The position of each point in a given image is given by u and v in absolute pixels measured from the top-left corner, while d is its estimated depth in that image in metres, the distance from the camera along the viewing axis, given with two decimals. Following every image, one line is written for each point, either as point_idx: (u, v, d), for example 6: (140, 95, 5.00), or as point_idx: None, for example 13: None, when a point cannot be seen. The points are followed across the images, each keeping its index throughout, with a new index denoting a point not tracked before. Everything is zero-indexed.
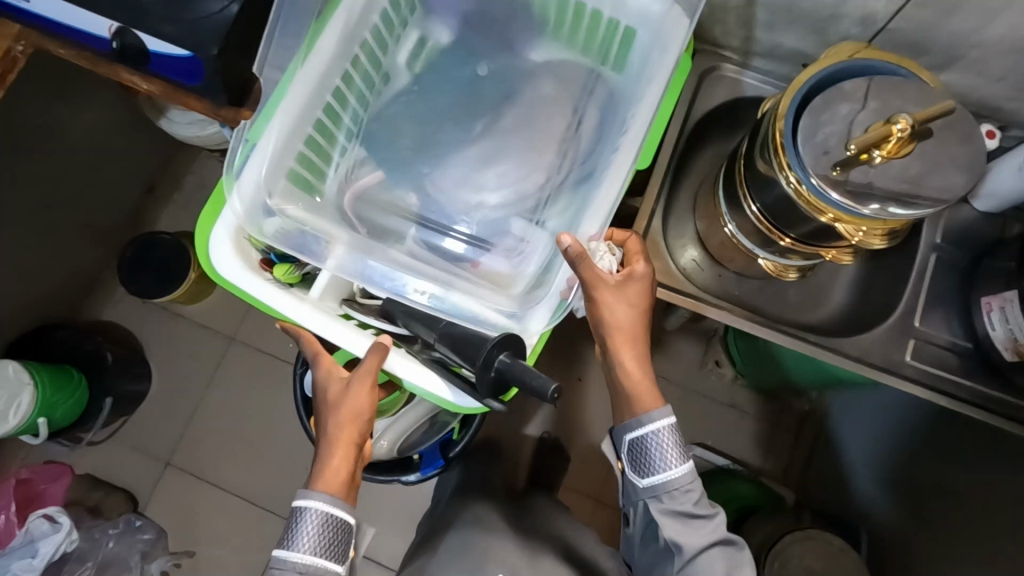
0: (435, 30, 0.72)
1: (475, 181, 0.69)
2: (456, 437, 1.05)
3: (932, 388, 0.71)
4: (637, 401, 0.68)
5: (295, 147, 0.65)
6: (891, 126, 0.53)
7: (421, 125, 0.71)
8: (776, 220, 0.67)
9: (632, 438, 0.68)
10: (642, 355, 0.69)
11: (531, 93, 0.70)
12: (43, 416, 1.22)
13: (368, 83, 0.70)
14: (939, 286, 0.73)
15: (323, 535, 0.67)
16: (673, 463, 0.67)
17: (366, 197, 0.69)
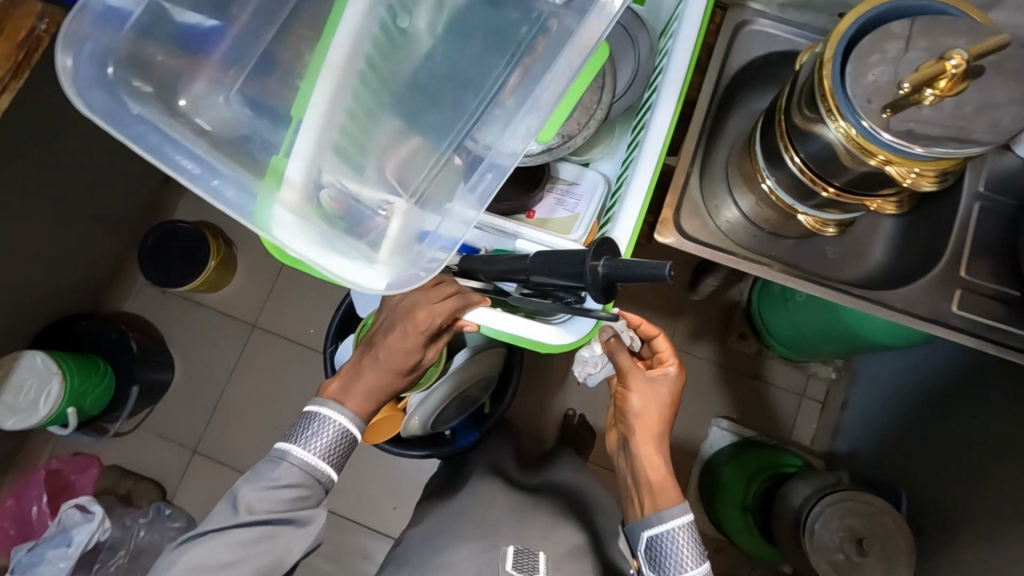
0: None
1: (518, 128, 0.68)
2: (487, 410, 1.09)
3: (979, 336, 0.70)
4: (660, 493, 0.73)
5: (338, 117, 0.65)
6: (945, 63, 0.52)
7: (455, 84, 0.70)
8: (821, 169, 0.66)
9: (649, 536, 0.73)
10: (664, 453, 0.76)
11: (558, 30, 0.69)
12: (72, 406, 1.23)
13: (393, 51, 0.69)
14: (983, 235, 0.73)
15: (330, 445, 0.73)
16: (689, 565, 0.71)
17: (412, 164, 0.68)
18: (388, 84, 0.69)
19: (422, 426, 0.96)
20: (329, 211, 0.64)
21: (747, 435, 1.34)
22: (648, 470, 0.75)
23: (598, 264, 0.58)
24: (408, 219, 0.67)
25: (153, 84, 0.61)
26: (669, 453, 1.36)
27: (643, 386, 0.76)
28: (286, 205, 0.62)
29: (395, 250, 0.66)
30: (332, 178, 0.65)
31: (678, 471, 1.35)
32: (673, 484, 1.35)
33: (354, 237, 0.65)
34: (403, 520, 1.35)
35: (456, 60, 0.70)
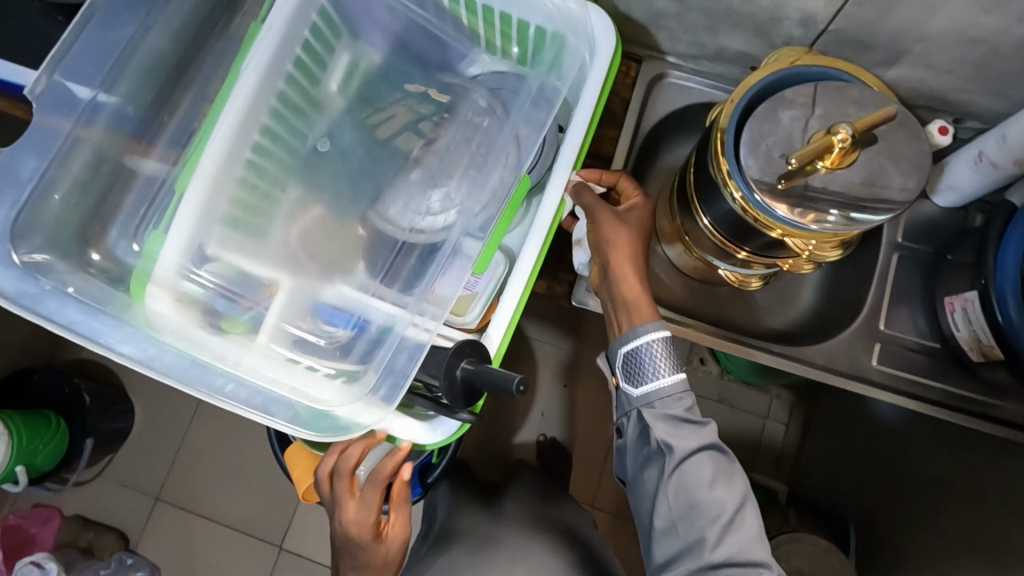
0: (365, 43, 0.70)
1: (421, 205, 0.68)
2: (436, 461, 1.02)
3: (902, 392, 0.70)
4: (634, 310, 0.66)
5: (229, 187, 0.60)
6: (832, 137, 0.52)
7: (365, 151, 0.70)
8: (729, 233, 0.66)
9: (626, 351, 0.66)
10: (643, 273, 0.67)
11: (467, 109, 0.72)
12: (21, 464, 1.21)
13: (300, 114, 0.66)
14: (902, 283, 0.73)
15: None
16: (666, 372, 0.65)
17: (314, 236, 0.66)
18: (294, 156, 0.66)
19: None
20: (211, 313, 0.59)
21: None
22: (623, 292, 0.66)
23: (462, 364, 0.62)
24: (297, 296, 0.63)
25: (58, 239, 0.57)
26: None
27: (611, 219, 0.68)
28: (203, 336, 0.57)
29: (312, 354, 0.61)
30: (215, 265, 0.60)
31: None
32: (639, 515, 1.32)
33: (236, 316, 0.60)
34: None
35: (366, 128, 0.70)
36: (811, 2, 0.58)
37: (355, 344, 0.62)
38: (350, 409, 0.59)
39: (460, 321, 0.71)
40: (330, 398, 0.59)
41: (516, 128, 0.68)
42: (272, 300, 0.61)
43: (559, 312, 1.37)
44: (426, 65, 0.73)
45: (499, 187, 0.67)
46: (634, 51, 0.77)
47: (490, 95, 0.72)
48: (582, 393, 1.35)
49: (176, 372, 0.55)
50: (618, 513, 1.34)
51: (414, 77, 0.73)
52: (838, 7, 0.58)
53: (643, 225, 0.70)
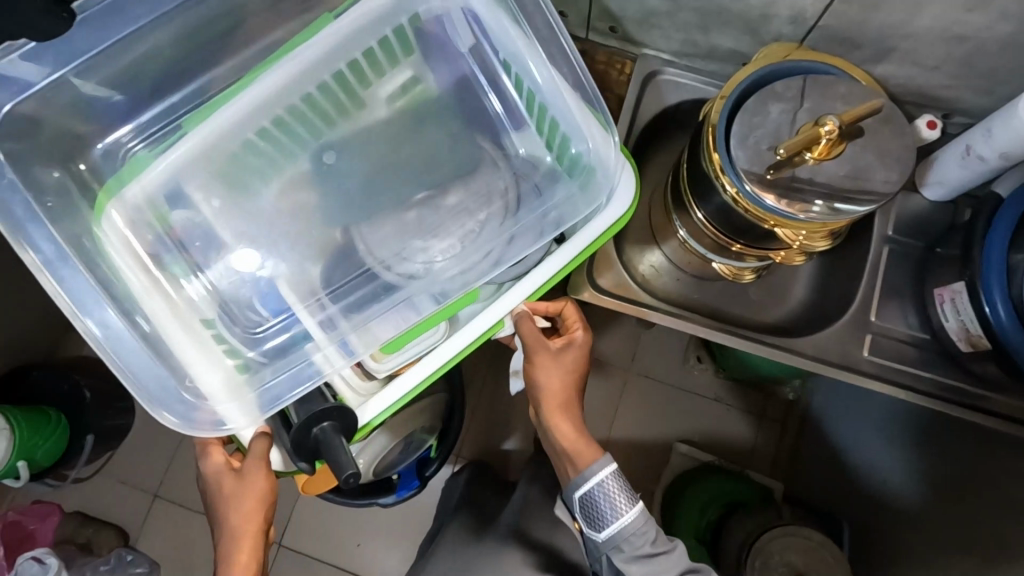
0: (432, 76, 0.67)
1: (406, 252, 0.64)
2: (434, 454, 1.05)
3: (892, 382, 0.70)
4: (576, 458, 0.71)
5: (229, 146, 0.62)
6: (819, 128, 0.53)
7: (369, 186, 0.66)
8: (722, 226, 0.67)
9: (581, 496, 0.70)
10: (576, 421, 0.74)
11: (486, 171, 0.66)
12: (22, 460, 1.22)
13: (323, 118, 0.65)
14: (893, 277, 0.73)
15: None
16: (624, 509, 0.68)
17: (286, 241, 0.65)
18: (299, 161, 0.65)
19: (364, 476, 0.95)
20: (156, 253, 0.61)
21: (706, 459, 1.28)
22: (563, 441, 0.73)
23: (321, 424, 0.62)
24: (239, 271, 0.64)
25: (49, 146, 0.61)
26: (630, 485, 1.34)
27: (549, 363, 0.73)
28: (132, 275, 0.60)
29: (234, 338, 0.62)
30: (179, 215, 0.63)
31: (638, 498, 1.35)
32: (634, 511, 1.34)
33: (180, 266, 0.62)
34: (366, 557, 1.35)
35: (382, 153, 0.67)
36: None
37: (275, 335, 0.63)
38: (229, 407, 0.59)
39: (370, 366, 0.68)
40: (216, 388, 0.59)
41: (518, 184, 0.66)
42: (214, 267, 0.63)
43: None
44: (466, 118, 0.68)
45: (475, 261, 0.63)
46: (629, 48, 0.78)
47: (510, 183, 0.66)
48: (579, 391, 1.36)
49: (96, 308, 0.57)
50: None
51: (454, 129, 0.68)
52: (826, 4, 0.59)
53: (579, 364, 0.75)
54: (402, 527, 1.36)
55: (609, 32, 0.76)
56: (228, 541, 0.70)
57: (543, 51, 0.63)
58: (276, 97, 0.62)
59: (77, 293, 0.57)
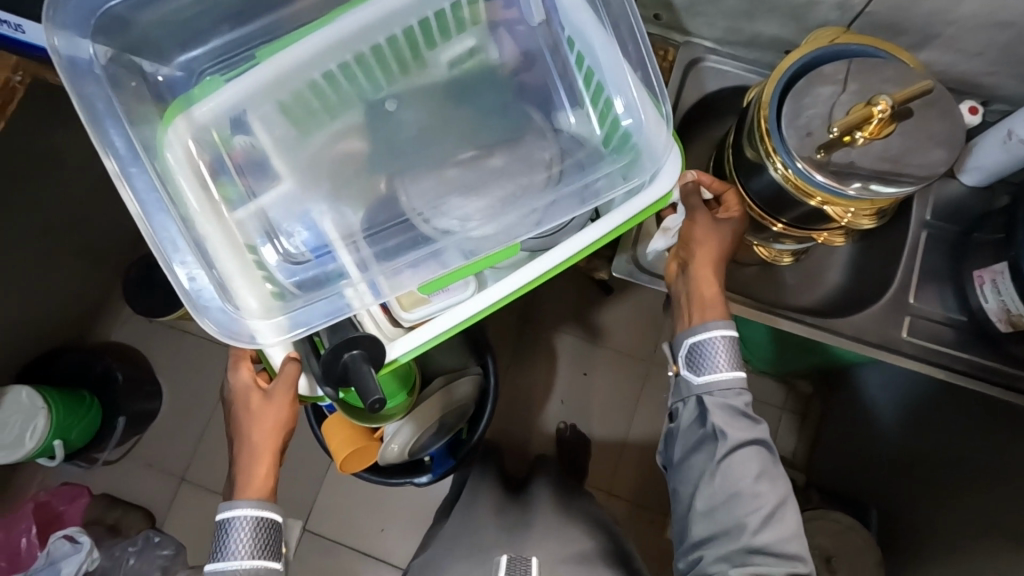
0: (491, 44, 0.69)
1: (445, 208, 0.66)
2: (466, 436, 1.07)
3: (930, 362, 0.72)
4: (708, 307, 0.67)
5: (293, 83, 0.64)
6: (871, 108, 0.55)
7: (415, 142, 0.68)
8: (767, 206, 0.69)
9: (690, 343, 0.66)
10: (718, 279, 0.69)
11: (535, 132, 0.69)
12: (58, 439, 1.24)
13: (387, 71, 0.67)
14: (930, 260, 0.75)
15: (255, 538, 0.69)
16: (723, 368, 0.65)
17: (333, 186, 0.67)
18: (356, 109, 0.68)
19: (400, 454, 0.98)
20: (212, 169, 0.64)
21: None
22: (698, 293, 0.68)
23: (352, 352, 0.64)
24: (283, 202, 0.65)
25: (133, 54, 0.65)
26: (649, 473, 1.36)
27: (705, 223, 0.68)
28: (186, 183, 0.62)
29: (272, 266, 0.64)
30: (238, 139, 0.65)
31: (659, 487, 1.36)
32: (654, 501, 1.36)
33: (231, 186, 0.64)
34: (390, 542, 1.37)
35: (433, 111, 0.69)
36: None
37: (309, 270, 0.64)
38: (261, 326, 0.61)
39: (399, 311, 0.71)
40: (251, 304, 0.62)
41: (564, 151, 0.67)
42: (263, 190, 0.65)
43: (581, 302, 1.40)
44: (520, 90, 0.69)
45: (517, 216, 0.65)
46: (671, 36, 0.80)
47: (556, 160, 0.67)
48: (600, 380, 1.39)
49: (152, 211, 0.60)
50: (635, 498, 1.36)
51: (507, 97, 0.69)
52: None
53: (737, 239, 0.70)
54: (423, 514, 1.38)
55: (653, 19, 0.78)
56: (248, 457, 0.72)
57: (612, 35, 0.65)
58: (349, 41, 0.64)
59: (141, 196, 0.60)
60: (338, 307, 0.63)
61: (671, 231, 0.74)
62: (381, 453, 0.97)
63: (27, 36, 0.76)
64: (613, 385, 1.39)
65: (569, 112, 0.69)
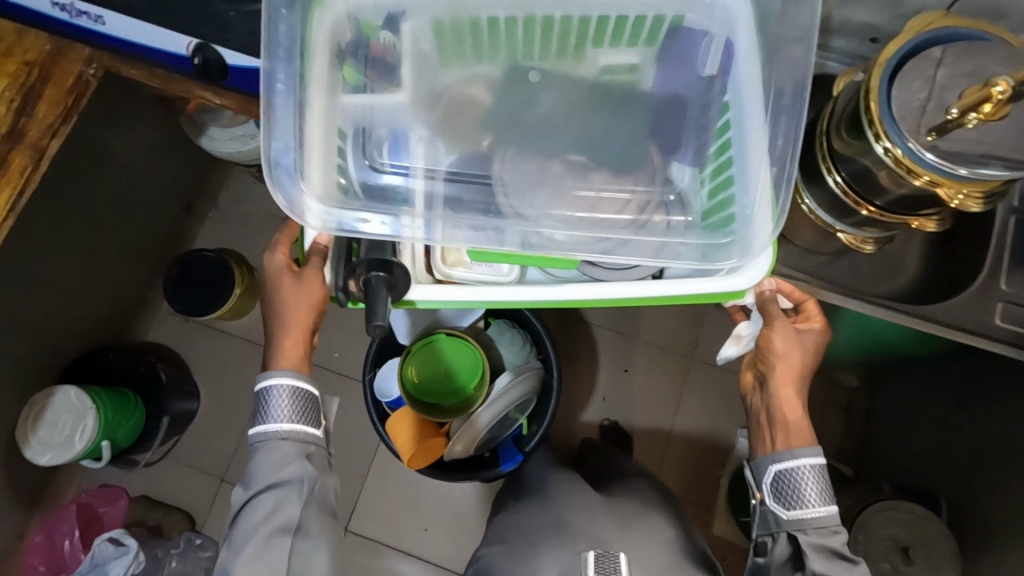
0: (650, 71, 0.69)
1: (539, 201, 0.67)
2: (527, 431, 1.05)
3: (1023, 347, 0.72)
4: (793, 432, 0.69)
5: (458, 13, 0.66)
6: (991, 89, 0.55)
7: (531, 121, 0.69)
8: (863, 189, 0.68)
9: (779, 470, 0.69)
10: (799, 396, 0.71)
11: (655, 127, 0.69)
12: (106, 439, 1.23)
13: (545, 40, 0.69)
14: (1020, 246, 0.74)
15: (295, 404, 0.72)
16: (816, 502, 0.67)
17: (430, 144, 0.68)
18: (495, 65, 0.69)
19: (463, 453, 0.96)
20: (347, 48, 0.67)
21: None
22: (780, 412, 0.70)
23: (376, 274, 0.67)
24: (387, 115, 0.68)
25: None
26: (695, 469, 1.35)
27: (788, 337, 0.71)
28: (319, 51, 0.65)
29: (352, 167, 0.67)
30: (384, 36, 0.67)
31: (706, 484, 1.35)
32: (700, 496, 1.34)
33: (355, 73, 0.67)
34: (435, 541, 1.36)
35: (568, 109, 0.70)
36: None
37: (387, 180, 0.67)
38: (316, 213, 0.64)
39: (436, 261, 0.73)
40: (317, 179, 0.65)
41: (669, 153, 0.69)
42: (379, 92, 0.67)
43: None
44: (655, 125, 0.69)
45: (611, 214, 0.67)
46: None
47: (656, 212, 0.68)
48: (645, 375, 1.38)
49: (277, 48, 0.64)
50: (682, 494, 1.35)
51: (643, 114, 0.69)
52: None
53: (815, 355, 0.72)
54: (468, 512, 1.37)
55: None
56: (277, 336, 0.75)
57: (768, 119, 0.65)
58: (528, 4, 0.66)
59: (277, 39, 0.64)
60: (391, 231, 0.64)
61: (744, 337, 0.77)
62: (446, 450, 0.95)
63: (107, 27, 0.74)
64: (658, 381, 1.38)
65: (689, 166, 0.68)
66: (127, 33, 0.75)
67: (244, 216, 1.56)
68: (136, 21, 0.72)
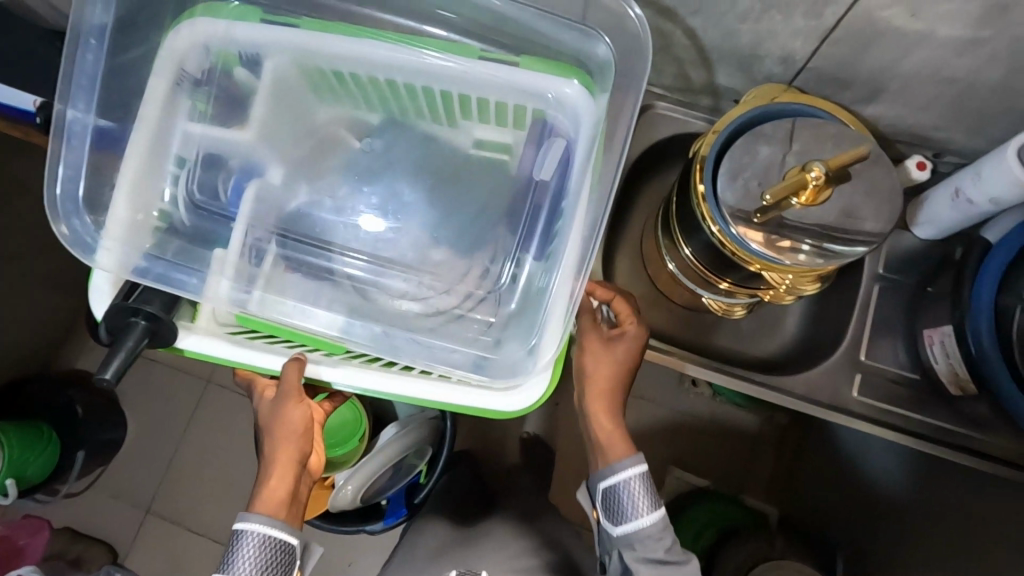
0: (519, 154, 0.66)
1: (377, 271, 0.65)
2: (424, 479, 1.03)
3: (878, 422, 0.70)
4: (607, 447, 0.67)
5: (320, 66, 0.63)
6: (805, 175, 0.53)
7: (377, 183, 0.67)
8: (710, 265, 0.67)
9: (606, 487, 0.66)
10: (616, 412, 0.69)
11: (502, 209, 0.66)
12: (11, 476, 1.21)
13: (413, 104, 0.66)
14: (883, 313, 0.73)
15: (262, 557, 0.61)
16: (644, 511, 0.64)
17: (264, 195, 0.65)
18: (356, 108, 0.67)
19: (352, 499, 0.91)
20: (198, 77, 0.63)
21: (699, 484, 1.22)
22: (594, 423, 0.68)
23: (138, 320, 0.56)
24: (229, 154, 0.65)
25: None
26: None
27: (598, 352, 0.69)
28: (161, 77, 0.60)
29: (172, 207, 0.62)
30: (240, 73, 0.64)
31: None
32: None
33: (202, 105, 0.63)
34: None
35: (423, 170, 0.67)
36: (788, 40, 0.59)
37: (213, 222, 0.63)
38: (106, 254, 0.58)
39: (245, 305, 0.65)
40: (120, 217, 0.58)
41: (506, 242, 0.65)
42: (224, 128, 0.64)
43: None
44: (507, 212, 0.66)
45: (443, 301, 0.63)
46: None
47: (481, 302, 0.63)
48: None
49: (98, 57, 0.58)
50: None
51: (501, 193, 0.66)
52: (815, 45, 0.59)
53: (634, 359, 0.69)
54: None
55: None
56: (270, 472, 0.64)
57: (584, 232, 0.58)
58: (387, 68, 0.62)
59: (90, 74, 0.58)
60: (184, 284, 0.58)
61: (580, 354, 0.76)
62: (330, 498, 0.91)
63: None
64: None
65: (532, 257, 0.63)
66: None
67: None
68: None
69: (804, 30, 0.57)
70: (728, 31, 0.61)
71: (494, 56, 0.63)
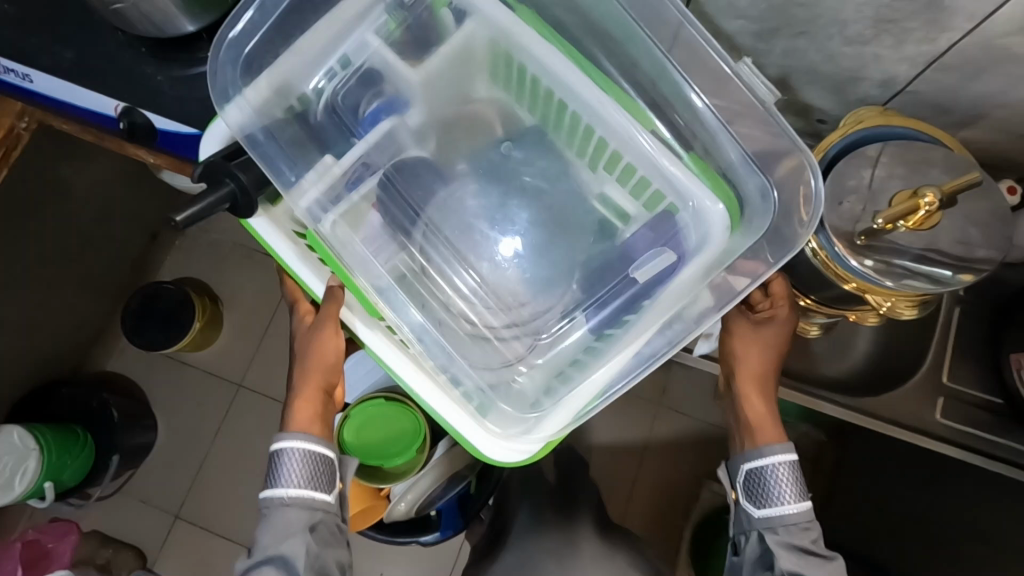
0: (633, 233, 0.61)
1: (470, 267, 0.63)
2: (474, 490, 0.99)
3: (963, 446, 0.70)
4: (760, 434, 0.65)
5: (501, 56, 0.63)
6: (918, 200, 0.53)
7: (485, 200, 0.66)
8: (799, 282, 0.66)
9: (750, 468, 0.64)
10: (770, 396, 0.67)
11: (593, 257, 0.63)
12: (49, 479, 1.19)
13: (557, 121, 0.64)
14: (964, 339, 0.73)
15: (307, 469, 0.64)
16: (790, 498, 0.62)
17: (376, 144, 0.64)
18: (516, 104, 0.66)
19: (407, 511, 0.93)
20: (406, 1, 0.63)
21: None
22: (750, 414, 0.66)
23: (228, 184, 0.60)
24: (363, 90, 0.64)
25: None
26: (654, 516, 1.21)
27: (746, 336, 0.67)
28: None
29: (311, 103, 0.63)
30: (444, 19, 0.63)
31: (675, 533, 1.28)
32: (659, 544, 1.20)
33: (392, 27, 0.63)
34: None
35: (540, 193, 0.65)
36: (893, 65, 0.60)
37: (336, 132, 0.64)
38: (237, 111, 0.60)
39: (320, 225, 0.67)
40: (265, 84, 0.61)
41: (574, 289, 0.62)
42: (397, 57, 0.63)
43: None
44: (605, 261, 0.62)
45: (519, 336, 0.61)
46: None
47: (529, 347, 0.61)
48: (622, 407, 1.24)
49: None
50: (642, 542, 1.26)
51: (590, 250, 0.63)
52: (921, 70, 0.59)
53: (782, 342, 0.67)
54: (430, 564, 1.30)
55: None
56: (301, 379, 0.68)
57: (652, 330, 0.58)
58: (565, 90, 0.60)
59: None
60: (281, 173, 0.61)
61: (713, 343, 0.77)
62: (388, 511, 0.93)
63: (35, 85, 0.72)
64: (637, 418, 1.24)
65: (586, 327, 0.60)
66: (54, 92, 0.72)
67: (211, 247, 1.47)
68: (63, 84, 0.70)
69: (912, 56, 0.58)
70: (829, 54, 0.61)
71: (675, 151, 0.60)
